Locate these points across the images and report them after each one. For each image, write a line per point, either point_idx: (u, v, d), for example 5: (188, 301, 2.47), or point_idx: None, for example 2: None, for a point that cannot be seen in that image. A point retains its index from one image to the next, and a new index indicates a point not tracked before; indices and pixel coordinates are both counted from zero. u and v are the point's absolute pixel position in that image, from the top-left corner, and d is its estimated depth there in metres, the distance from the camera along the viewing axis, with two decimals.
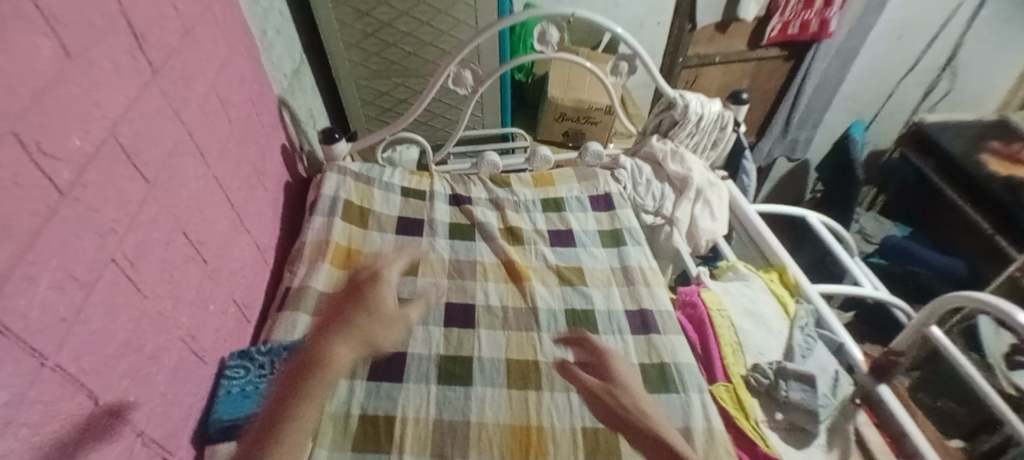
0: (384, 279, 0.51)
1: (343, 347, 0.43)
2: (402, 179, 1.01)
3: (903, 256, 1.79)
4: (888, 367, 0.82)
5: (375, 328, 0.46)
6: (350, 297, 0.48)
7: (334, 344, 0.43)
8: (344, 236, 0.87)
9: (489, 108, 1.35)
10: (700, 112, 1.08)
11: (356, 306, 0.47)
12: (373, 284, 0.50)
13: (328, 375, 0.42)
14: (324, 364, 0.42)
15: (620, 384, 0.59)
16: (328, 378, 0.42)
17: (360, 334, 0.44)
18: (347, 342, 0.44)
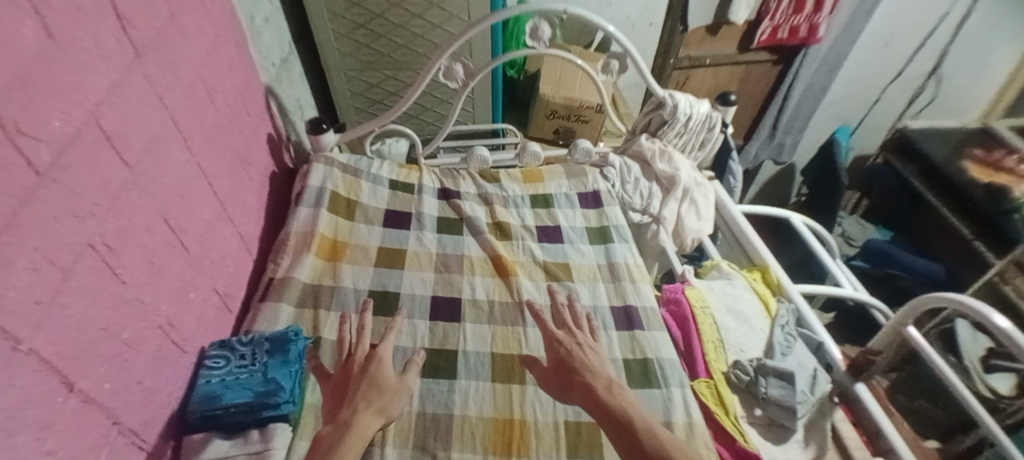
0: (381, 354, 0.64)
1: (366, 413, 0.57)
2: (390, 172, 1.01)
3: (882, 259, 1.81)
4: (865, 366, 0.83)
5: (385, 401, 0.60)
6: (353, 378, 0.61)
7: (359, 413, 0.56)
8: (330, 228, 0.87)
9: (481, 104, 1.35)
10: (688, 113, 1.09)
11: (365, 384, 0.60)
12: (375, 363, 0.63)
13: (360, 433, 0.54)
14: (353, 435, 0.54)
15: (582, 369, 0.67)
16: (358, 439, 0.54)
17: (375, 406, 0.58)
18: (366, 413, 0.57)
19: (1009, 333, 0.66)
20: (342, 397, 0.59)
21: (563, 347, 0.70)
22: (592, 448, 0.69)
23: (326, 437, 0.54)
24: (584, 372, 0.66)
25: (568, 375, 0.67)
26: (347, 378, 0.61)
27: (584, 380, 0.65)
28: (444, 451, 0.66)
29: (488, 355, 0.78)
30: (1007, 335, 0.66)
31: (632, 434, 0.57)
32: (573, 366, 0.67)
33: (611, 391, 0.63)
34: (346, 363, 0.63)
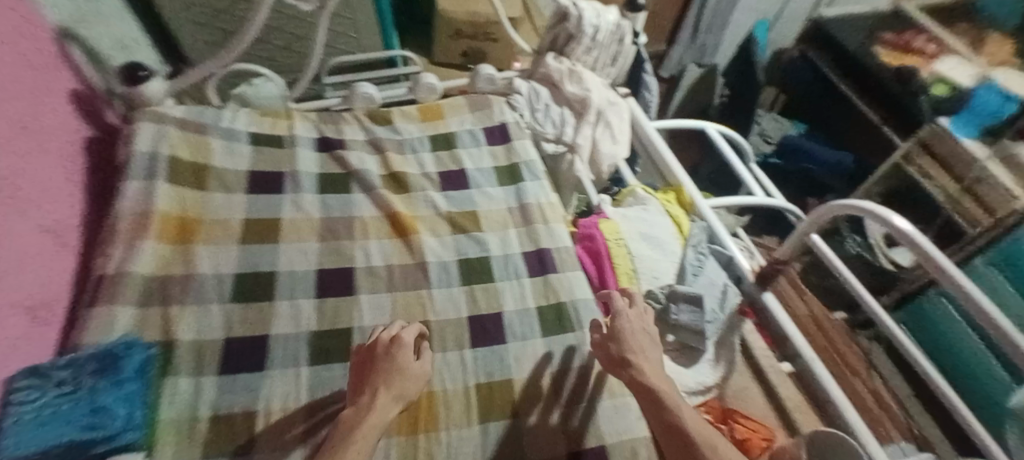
0: (406, 338, 0.60)
1: (385, 399, 0.54)
2: (248, 124, 0.86)
3: (796, 154, 1.87)
4: (772, 275, 0.84)
5: (402, 386, 0.56)
6: (377, 367, 0.57)
7: (378, 398, 0.54)
8: (173, 204, 0.72)
9: (364, 28, 1.15)
10: (596, 24, 0.97)
11: (385, 371, 0.57)
12: (396, 346, 0.59)
13: (375, 422, 0.52)
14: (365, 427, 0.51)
15: (632, 344, 0.64)
16: (371, 429, 0.51)
17: (393, 391, 0.55)
18: (384, 398, 0.54)
19: (902, 229, 0.64)
20: (364, 386, 0.56)
21: (623, 307, 0.68)
22: (504, 408, 0.67)
23: (347, 420, 0.52)
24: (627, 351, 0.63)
25: (618, 342, 0.64)
26: (372, 365, 0.58)
27: (630, 357, 0.63)
28: None
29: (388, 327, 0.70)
30: (899, 232, 0.65)
31: (676, 418, 0.57)
32: (624, 327, 0.66)
33: (657, 375, 0.62)
34: (373, 346, 0.60)
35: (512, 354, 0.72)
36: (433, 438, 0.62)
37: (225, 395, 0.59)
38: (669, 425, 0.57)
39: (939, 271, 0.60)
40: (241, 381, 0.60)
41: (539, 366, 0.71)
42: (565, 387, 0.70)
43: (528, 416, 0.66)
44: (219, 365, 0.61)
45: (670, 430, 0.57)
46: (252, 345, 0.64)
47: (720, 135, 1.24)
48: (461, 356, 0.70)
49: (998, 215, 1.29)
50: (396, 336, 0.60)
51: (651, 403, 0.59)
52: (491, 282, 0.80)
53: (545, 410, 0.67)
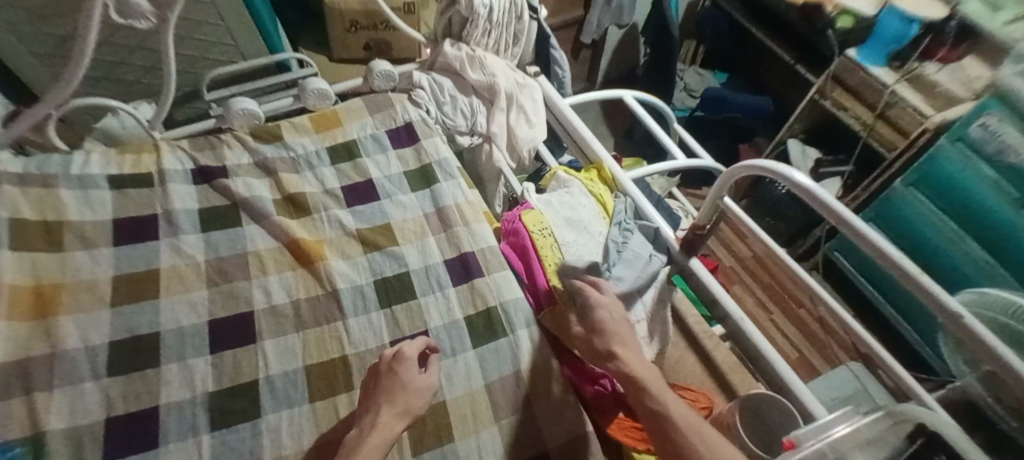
0: (409, 352, 0.58)
1: (393, 417, 0.53)
2: (109, 165, 0.76)
3: (719, 105, 1.86)
4: (696, 241, 0.83)
5: (405, 401, 0.55)
6: (387, 383, 0.56)
7: (382, 416, 0.53)
8: (23, 274, 0.62)
9: (241, 32, 1.03)
10: (488, 3, 0.90)
11: (390, 388, 0.55)
12: (403, 362, 0.57)
13: (383, 435, 0.50)
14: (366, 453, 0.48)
15: (619, 338, 0.64)
16: (376, 446, 0.49)
17: (397, 407, 0.54)
18: (390, 413, 0.53)
19: (802, 186, 0.62)
20: (375, 403, 0.55)
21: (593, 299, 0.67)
22: (438, 434, 0.63)
23: (351, 441, 0.51)
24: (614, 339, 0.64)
25: (600, 335, 0.65)
26: (384, 380, 0.57)
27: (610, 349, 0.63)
28: None
29: (300, 368, 0.64)
30: (801, 189, 0.62)
31: (657, 406, 0.56)
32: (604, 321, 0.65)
33: (638, 362, 0.61)
34: (385, 362, 0.58)
35: (443, 373, 0.69)
36: None
37: None
38: (658, 414, 0.55)
39: (846, 226, 0.58)
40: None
41: (471, 380, 0.68)
42: (502, 397, 0.67)
43: (465, 436, 0.64)
44: (102, 453, 0.53)
45: (653, 421, 0.55)
46: (141, 421, 0.56)
47: (639, 100, 1.21)
48: None
49: (913, 137, 1.35)
50: (400, 352, 0.59)
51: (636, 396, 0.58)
52: (411, 299, 0.74)
53: (483, 425, 0.65)
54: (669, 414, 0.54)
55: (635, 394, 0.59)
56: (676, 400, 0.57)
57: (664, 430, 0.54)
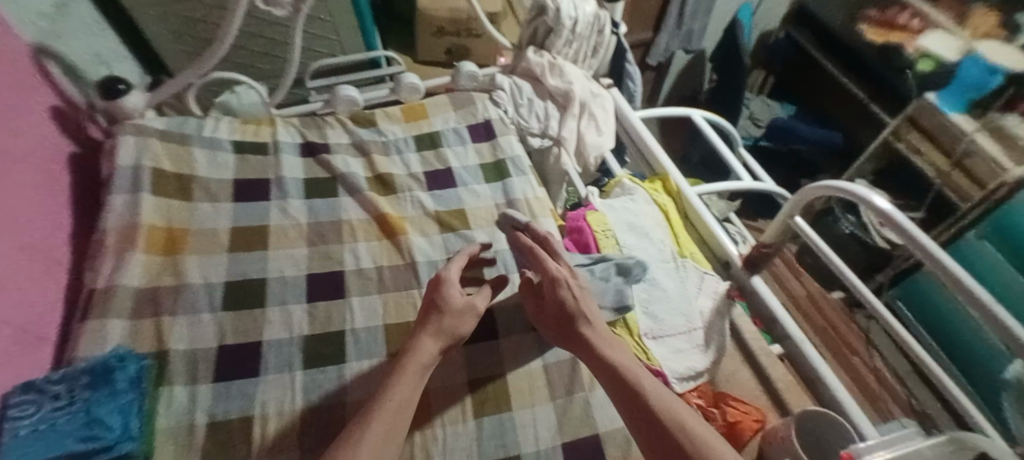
0: (448, 277, 0.67)
1: (428, 340, 0.61)
2: (233, 133, 0.86)
3: (785, 135, 1.88)
4: (760, 259, 0.84)
5: (445, 325, 0.63)
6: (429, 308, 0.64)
7: (421, 340, 0.61)
8: (161, 216, 0.73)
9: (345, 30, 1.15)
10: (573, 16, 0.96)
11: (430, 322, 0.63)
12: (443, 290, 0.65)
13: (418, 358, 0.59)
14: (395, 396, 0.54)
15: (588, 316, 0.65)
16: (413, 371, 0.58)
17: (436, 332, 0.62)
18: (429, 337, 0.61)
19: (882, 210, 0.65)
20: (407, 346, 0.61)
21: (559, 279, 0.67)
22: (497, 403, 0.67)
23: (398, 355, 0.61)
24: (580, 321, 0.65)
25: (566, 318, 0.65)
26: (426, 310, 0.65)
27: (581, 331, 0.64)
28: None
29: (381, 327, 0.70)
30: (880, 213, 0.65)
31: (642, 399, 0.56)
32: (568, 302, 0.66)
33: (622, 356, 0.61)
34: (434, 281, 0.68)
35: (505, 349, 0.73)
36: (429, 435, 0.63)
37: (221, 401, 0.59)
38: (638, 404, 0.56)
39: (925, 253, 0.60)
40: (236, 386, 0.60)
41: (530, 360, 0.72)
42: (558, 379, 0.70)
43: (522, 408, 0.67)
44: (214, 374, 0.61)
45: (632, 411, 0.56)
46: (247, 352, 0.63)
47: (706, 121, 1.24)
48: (455, 355, 0.71)
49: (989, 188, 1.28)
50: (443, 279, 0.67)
51: (614, 383, 0.59)
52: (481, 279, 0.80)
53: (539, 402, 0.68)
54: (649, 402, 0.55)
55: (612, 381, 0.59)
56: (656, 387, 0.57)
57: (646, 418, 0.54)
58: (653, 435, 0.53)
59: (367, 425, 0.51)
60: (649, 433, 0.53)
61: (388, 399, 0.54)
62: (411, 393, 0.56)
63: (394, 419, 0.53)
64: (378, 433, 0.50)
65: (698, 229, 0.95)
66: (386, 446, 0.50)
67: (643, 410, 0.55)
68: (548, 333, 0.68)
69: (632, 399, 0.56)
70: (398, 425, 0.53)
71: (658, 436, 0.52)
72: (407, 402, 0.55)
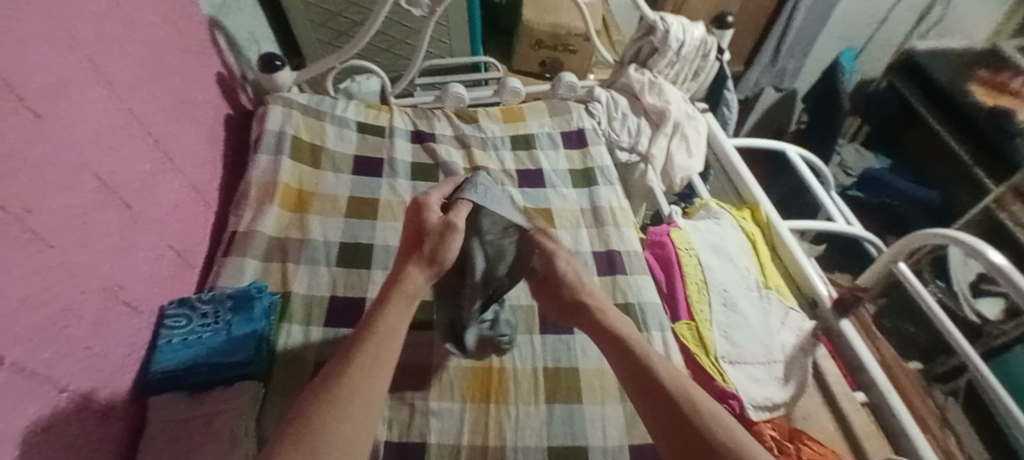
0: (429, 204, 0.59)
1: (412, 273, 0.54)
2: (357, 114, 0.96)
3: (877, 186, 1.81)
4: (851, 302, 0.82)
5: (438, 255, 0.55)
6: (415, 241, 0.56)
7: (407, 273, 0.54)
8: (294, 178, 0.83)
9: (457, 35, 1.24)
10: (681, 38, 0.99)
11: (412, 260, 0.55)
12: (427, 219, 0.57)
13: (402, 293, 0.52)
14: (381, 330, 0.48)
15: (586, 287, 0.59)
16: (396, 306, 0.50)
17: (423, 265, 0.54)
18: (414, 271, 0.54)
19: (998, 265, 0.64)
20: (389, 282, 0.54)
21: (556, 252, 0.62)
22: (568, 393, 0.69)
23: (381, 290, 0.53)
24: (580, 294, 0.58)
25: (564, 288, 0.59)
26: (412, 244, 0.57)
27: (586, 303, 0.58)
28: (422, 400, 0.67)
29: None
30: (995, 268, 0.64)
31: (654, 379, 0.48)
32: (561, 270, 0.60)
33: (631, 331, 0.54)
34: (412, 211, 0.59)
35: (580, 344, 0.75)
36: (503, 409, 0.67)
37: (329, 344, 0.65)
38: (650, 385, 0.48)
39: None
40: (343, 334, 0.66)
41: (604, 360, 0.73)
42: None
43: (592, 404, 0.68)
44: (325, 319, 0.68)
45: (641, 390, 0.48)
46: (352, 307, 0.70)
47: (800, 158, 1.22)
48: (532, 341, 0.75)
49: None
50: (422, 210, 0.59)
51: (620, 361, 0.51)
52: None
53: (609, 401, 0.69)
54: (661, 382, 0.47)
55: (620, 361, 0.51)
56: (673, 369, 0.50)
57: (659, 399, 0.46)
58: (669, 416, 0.45)
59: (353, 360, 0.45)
60: (664, 416, 0.45)
61: (370, 333, 0.48)
62: (399, 327, 0.49)
63: (380, 352, 0.46)
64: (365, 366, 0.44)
65: (786, 263, 0.94)
66: (375, 376, 0.44)
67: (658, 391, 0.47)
68: (546, 302, 0.62)
69: (641, 376, 0.49)
70: (382, 359, 0.46)
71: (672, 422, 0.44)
72: (393, 335, 0.48)
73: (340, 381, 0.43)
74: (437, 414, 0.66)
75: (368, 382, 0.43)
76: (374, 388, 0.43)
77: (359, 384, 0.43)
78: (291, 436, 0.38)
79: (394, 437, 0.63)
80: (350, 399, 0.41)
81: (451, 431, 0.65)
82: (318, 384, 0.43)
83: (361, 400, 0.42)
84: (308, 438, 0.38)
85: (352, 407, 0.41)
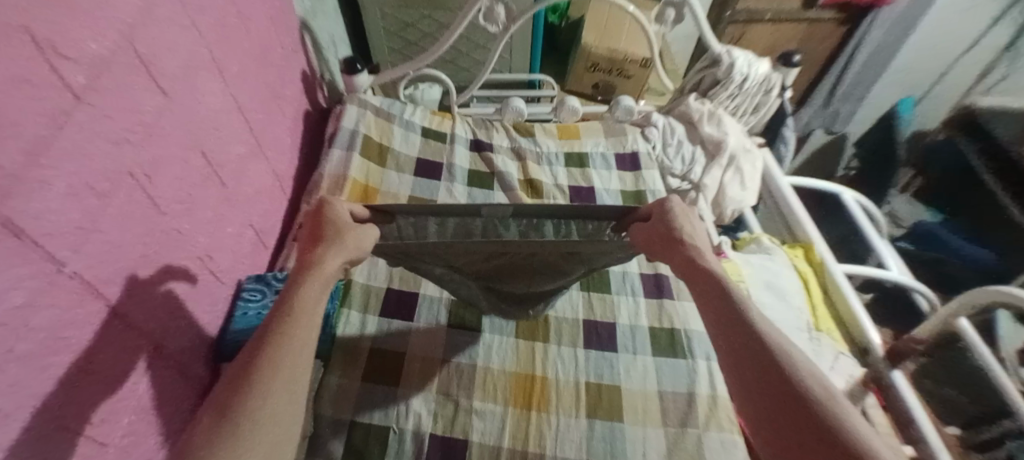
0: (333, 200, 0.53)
1: (329, 260, 0.48)
2: (422, 119, 1.00)
3: (934, 243, 1.67)
4: (904, 353, 0.78)
5: (349, 246, 0.51)
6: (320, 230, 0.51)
7: (321, 260, 0.48)
8: (361, 173, 0.88)
9: (518, 53, 1.27)
10: (746, 72, 1.00)
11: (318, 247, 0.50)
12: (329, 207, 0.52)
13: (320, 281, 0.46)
14: (299, 313, 0.44)
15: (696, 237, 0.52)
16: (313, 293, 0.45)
17: (334, 252, 0.49)
18: (332, 257, 0.49)
19: None
20: (304, 262, 0.48)
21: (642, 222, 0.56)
22: (610, 411, 0.69)
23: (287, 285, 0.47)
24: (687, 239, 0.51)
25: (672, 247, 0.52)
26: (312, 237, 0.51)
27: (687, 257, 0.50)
28: (466, 399, 0.68)
29: (511, 325, 0.77)
30: None
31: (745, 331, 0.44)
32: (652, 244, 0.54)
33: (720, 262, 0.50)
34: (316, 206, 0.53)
35: (624, 364, 0.74)
36: (544, 418, 0.67)
37: (382, 334, 0.74)
38: (751, 353, 0.42)
39: None
40: (395, 325, 0.75)
41: (648, 383, 0.72)
42: (673, 408, 0.70)
43: (633, 424, 0.68)
44: (380, 309, 0.76)
45: (737, 352, 0.43)
46: (406, 301, 0.78)
47: (856, 202, 1.19)
48: (575, 353, 0.75)
49: None
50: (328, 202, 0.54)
51: (726, 321, 0.45)
52: (608, 294, 0.83)
53: (651, 424, 0.68)
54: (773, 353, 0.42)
55: (722, 328, 0.45)
56: (774, 328, 0.45)
57: (757, 368, 0.41)
58: (771, 385, 0.40)
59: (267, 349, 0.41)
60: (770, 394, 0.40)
61: (285, 324, 0.42)
62: (316, 311, 0.45)
63: (300, 337, 0.43)
64: (280, 355, 0.40)
65: (838, 307, 0.91)
66: (292, 369, 0.41)
67: (762, 359, 0.42)
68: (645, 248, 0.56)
69: (750, 353, 0.42)
70: (297, 350, 0.42)
71: (771, 400, 0.40)
72: (311, 321, 0.44)
73: (247, 386, 0.38)
74: (479, 414, 0.67)
75: (279, 381, 0.39)
76: (283, 394, 0.39)
77: (268, 383, 0.39)
78: (198, 437, 0.36)
79: (439, 430, 0.65)
80: (264, 395, 0.38)
81: (493, 435, 0.66)
82: (228, 381, 0.39)
83: (268, 392, 0.39)
84: (224, 441, 0.35)
85: (274, 405, 0.38)
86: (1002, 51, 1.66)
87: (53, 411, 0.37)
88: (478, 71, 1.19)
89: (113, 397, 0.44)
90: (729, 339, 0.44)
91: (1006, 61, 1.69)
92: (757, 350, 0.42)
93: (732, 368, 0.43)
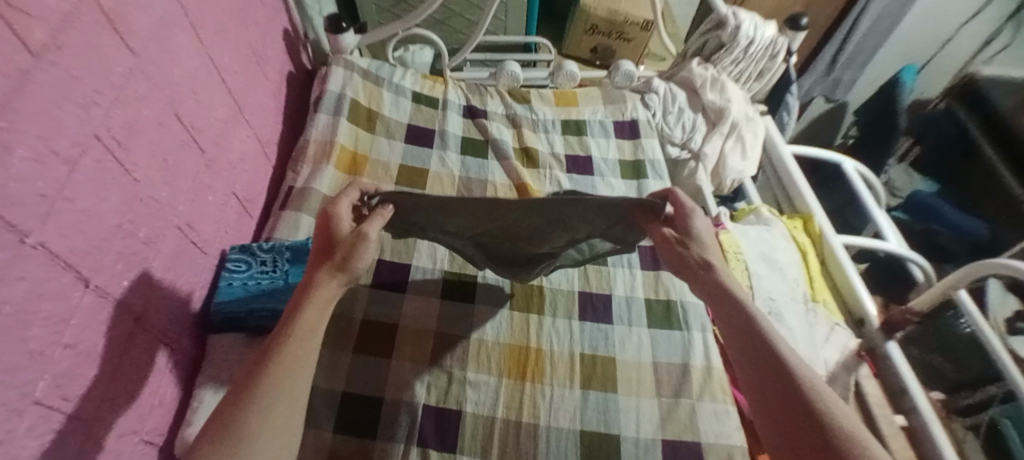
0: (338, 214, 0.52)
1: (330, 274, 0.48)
2: (413, 83, 0.96)
3: (928, 214, 1.63)
4: (899, 323, 0.77)
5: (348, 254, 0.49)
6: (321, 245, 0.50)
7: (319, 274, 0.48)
8: (349, 140, 0.85)
9: (514, 15, 1.21)
10: (752, 36, 0.95)
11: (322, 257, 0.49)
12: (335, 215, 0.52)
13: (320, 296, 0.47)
14: (299, 331, 0.44)
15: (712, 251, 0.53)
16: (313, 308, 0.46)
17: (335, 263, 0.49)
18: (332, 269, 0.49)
19: None
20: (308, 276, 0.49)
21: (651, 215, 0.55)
22: (604, 382, 0.69)
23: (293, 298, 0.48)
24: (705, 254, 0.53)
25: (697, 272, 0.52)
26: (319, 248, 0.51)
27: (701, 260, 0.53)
28: (460, 369, 0.68)
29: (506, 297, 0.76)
30: None
31: (760, 343, 0.46)
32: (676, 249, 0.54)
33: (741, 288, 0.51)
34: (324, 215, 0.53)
35: (618, 337, 0.73)
36: (538, 389, 0.67)
37: (374, 305, 0.72)
38: (773, 388, 0.43)
39: None
40: (388, 297, 0.74)
41: (642, 354, 0.72)
42: (667, 379, 0.70)
43: (628, 394, 0.68)
44: (371, 281, 0.74)
45: (753, 377, 0.45)
46: (397, 273, 0.76)
47: (857, 173, 1.17)
48: (570, 326, 0.74)
49: None
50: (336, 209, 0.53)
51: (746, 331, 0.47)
52: (603, 267, 0.81)
53: (645, 395, 0.68)
54: (789, 383, 0.43)
55: (738, 336, 0.47)
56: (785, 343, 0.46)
57: (768, 373, 0.44)
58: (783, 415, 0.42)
59: (263, 375, 0.42)
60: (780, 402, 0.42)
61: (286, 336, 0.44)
62: (317, 330, 0.46)
63: (295, 359, 0.43)
64: (273, 379, 0.41)
65: (834, 278, 0.91)
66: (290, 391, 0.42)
67: (771, 365, 0.44)
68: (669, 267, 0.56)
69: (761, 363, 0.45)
70: (298, 364, 0.43)
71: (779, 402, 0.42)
72: (309, 342, 0.45)
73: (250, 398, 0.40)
74: (473, 385, 0.67)
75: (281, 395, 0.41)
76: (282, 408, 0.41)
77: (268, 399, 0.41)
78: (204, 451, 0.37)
79: (434, 401, 0.65)
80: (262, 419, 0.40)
81: (487, 404, 0.65)
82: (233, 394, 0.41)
83: (271, 408, 0.40)
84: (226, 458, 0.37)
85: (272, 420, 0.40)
86: (1010, 17, 1.61)
87: (28, 387, 0.35)
88: (471, 32, 1.14)
89: (93, 372, 0.42)
90: (742, 349, 0.47)
91: (1013, 28, 1.64)
92: (767, 362, 0.44)
93: (745, 372, 0.46)
